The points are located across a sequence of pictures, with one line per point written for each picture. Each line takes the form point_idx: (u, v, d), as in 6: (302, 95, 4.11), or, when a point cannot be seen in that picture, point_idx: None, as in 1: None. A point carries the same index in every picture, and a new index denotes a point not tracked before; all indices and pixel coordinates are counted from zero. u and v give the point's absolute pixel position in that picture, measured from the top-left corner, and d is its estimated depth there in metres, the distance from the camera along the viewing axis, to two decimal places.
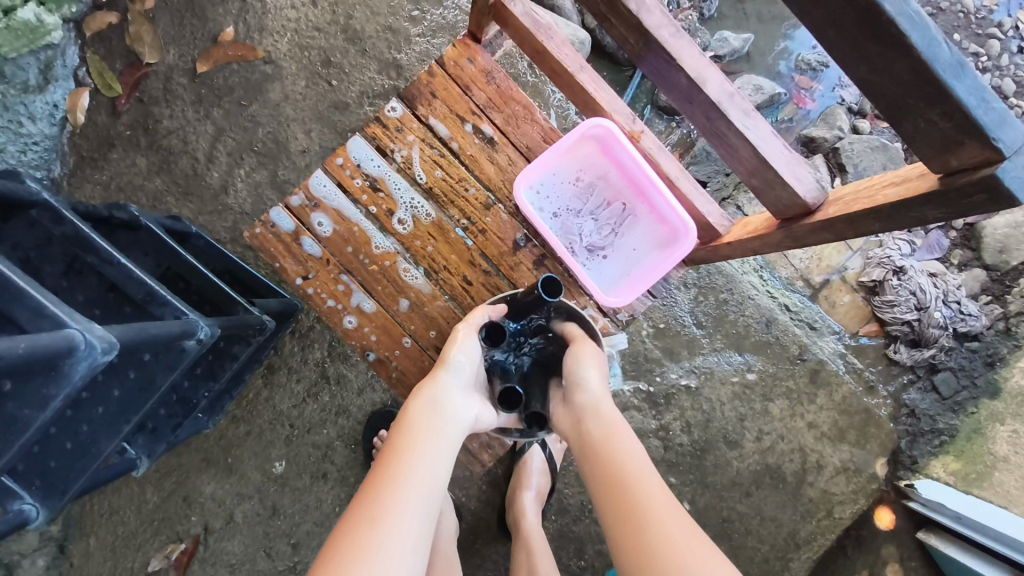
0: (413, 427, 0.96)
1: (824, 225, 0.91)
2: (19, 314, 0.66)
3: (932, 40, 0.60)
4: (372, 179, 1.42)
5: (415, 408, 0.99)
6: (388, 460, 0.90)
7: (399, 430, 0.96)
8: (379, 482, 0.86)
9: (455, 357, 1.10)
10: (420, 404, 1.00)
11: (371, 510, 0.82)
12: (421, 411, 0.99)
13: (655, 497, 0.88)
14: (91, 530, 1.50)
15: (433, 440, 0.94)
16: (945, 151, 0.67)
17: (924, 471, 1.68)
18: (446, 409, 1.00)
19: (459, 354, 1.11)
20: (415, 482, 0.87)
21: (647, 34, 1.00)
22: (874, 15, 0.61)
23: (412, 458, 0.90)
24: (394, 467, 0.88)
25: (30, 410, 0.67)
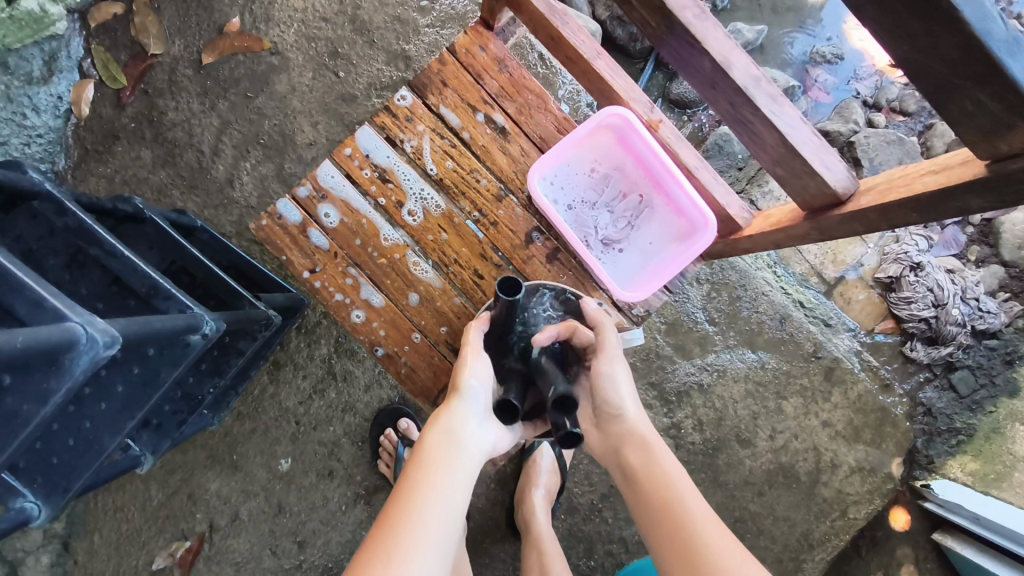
0: (421, 466, 0.90)
1: (855, 215, 0.88)
2: (18, 306, 0.63)
3: (987, 15, 0.56)
4: (381, 170, 1.39)
5: (425, 442, 0.93)
6: (395, 509, 0.84)
7: (406, 472, 0.91)
8: (387, 532, 0.82)
9: (471, 380, 1.02)
10: (431, 437, 0.93)
11: (381, 559, 0.78)
12: (433, 447, 0.92)
13: (703, 527, 0.88)
14: (95, 527, 1.48)
15: (444, 480, 0.89)
16: (994, 135, 0.64)
17: (941, 471, 1.65)
18: (459, 441, 0.94)
19: (476, 376, 1.03)
20: (423, 532, 0.82)
21: (670, 16, 0.96)
22: None
23: (421, 505, 0.85)
24: (399, 515, 0.83)
25: (28, 405, 0.64)
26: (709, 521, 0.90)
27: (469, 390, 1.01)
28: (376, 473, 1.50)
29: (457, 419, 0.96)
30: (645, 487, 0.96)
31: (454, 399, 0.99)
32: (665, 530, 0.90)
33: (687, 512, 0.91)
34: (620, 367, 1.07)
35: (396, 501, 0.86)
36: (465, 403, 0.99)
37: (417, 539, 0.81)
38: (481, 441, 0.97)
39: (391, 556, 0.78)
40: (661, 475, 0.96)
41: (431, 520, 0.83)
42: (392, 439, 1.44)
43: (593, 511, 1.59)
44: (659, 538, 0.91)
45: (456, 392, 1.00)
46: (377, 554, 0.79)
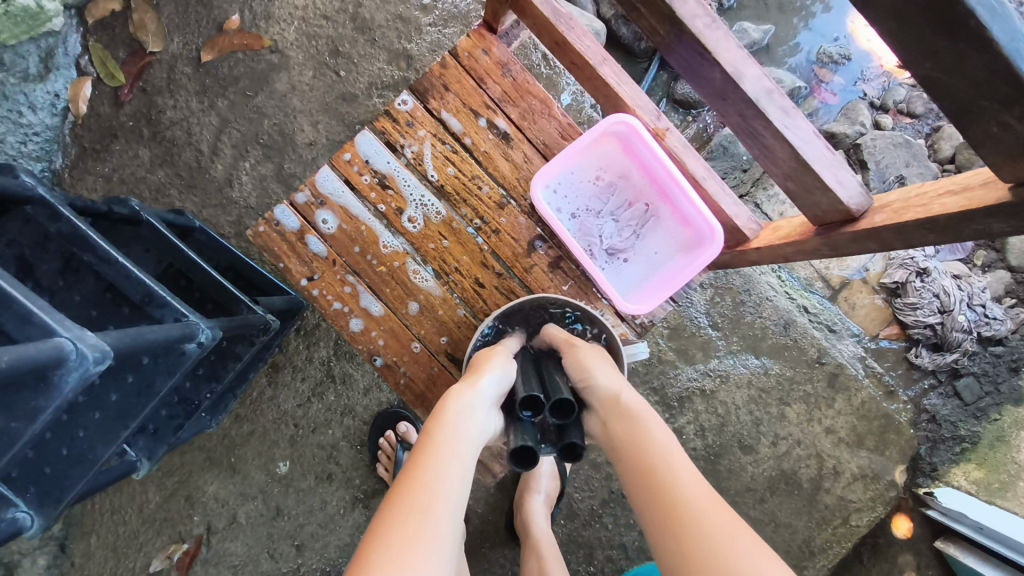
0: (442, 427, 0.91)
1: (868, 234, 0.86)
2: (5, 321, 0.61)
3: (1017, 33, 0.54)
4: (382, 176, 1.38)
5: (447, 407, 0.95)
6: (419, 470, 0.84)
7: (427, 432, 0.91)
8: (415, 482, 0.82)
9: (494, 366, 1.07)
10: (453, 404, 0.95)
11: (413, 504, 0.78)
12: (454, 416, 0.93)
13: (687, 487, 0.85)
14: (92, 529, 1.47)
15: (464, 444, 0.90)
16: (1020, 158, 0.62)
17: (944, 479, 1.64)
18: (478, 413, 0.96)
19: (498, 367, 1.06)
20: (448, 484, 0.83)
21: (679, 24, 0.94)
22: (950, 5, 0.55)
23: (444, 460, 0.85)
24: (425, 468, 0.84)
25: (18, 423, 0.62)
26: (697, 485, 0.86)
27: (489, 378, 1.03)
28: (375, 477, 1.49)
29: (479, 394, 0.99)
30: (633, 456, 0.93)
31: (476, 378, 1.02)
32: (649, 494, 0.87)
33: (665, 461, 0.89)
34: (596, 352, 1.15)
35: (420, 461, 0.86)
36: (486, 384, 1.01)
37: (444, 490, 0.82)
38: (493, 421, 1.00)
39: (420, 503, 0.78)
40: (648, 442, 0.92)
41: (454, 474, 0.84)
42: (392, 442, 1.43)
43: (593, 516, 1.58)
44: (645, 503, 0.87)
45: (478, 372, 1.04)
46: (407, 502, 0.79)
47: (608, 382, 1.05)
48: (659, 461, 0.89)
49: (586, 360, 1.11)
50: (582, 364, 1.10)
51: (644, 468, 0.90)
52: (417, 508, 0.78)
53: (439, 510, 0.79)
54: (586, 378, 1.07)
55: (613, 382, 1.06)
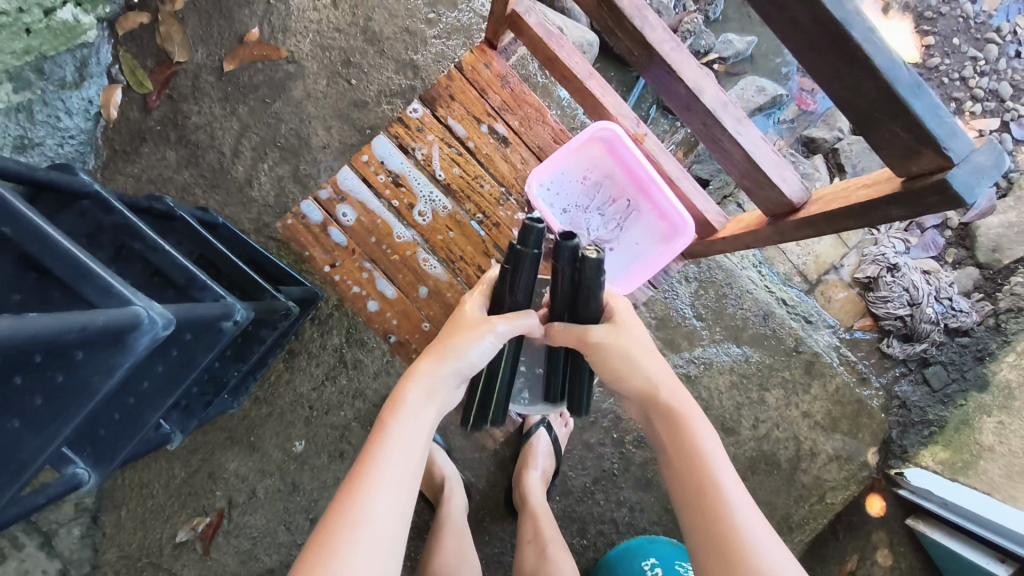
0: (397, 418, 0.93)
1: (806, 221, 0.99)
2: (89, 292, 0.73)
3: (893, 63, 0.68)
4: (395, 175, 1.50)
5: (405, 394, 0.97)
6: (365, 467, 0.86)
7: (383, 417, 0.94)
8: (360, 477, 0.85)
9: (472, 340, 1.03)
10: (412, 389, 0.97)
11: (356, 498, 0.82)
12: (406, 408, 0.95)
13: (735, 503, 0.85)
14: (123, 502, 1.59)
15: (410, 436, 0.92)
16: (906, 158, 0.75)
17: (914, 460, 1.77)
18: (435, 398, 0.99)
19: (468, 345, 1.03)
20: (389, 483, 0.85)
21: (650, 48, 1.09)
22: (843, 40, 0.68)
23: (392, 458, 0.88)
24: (370, 463, 0.86)
25: (99, 376, 0.73)
26: (742, 498, 0.86)
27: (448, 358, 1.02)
28: None
29: (437, 374, 1.00)
30: (679, 460, 0.93)
31: (445, 356, 1.02)
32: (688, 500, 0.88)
33: (712, 474, 0.88)
34: (628, 335, 1.09)
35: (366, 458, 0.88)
36: (445, 364, 1.01)
37: (383, 488, 0.84)
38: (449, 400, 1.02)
39: (357, 507, 0.80)
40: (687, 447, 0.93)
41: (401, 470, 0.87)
42: None
43: (586, 493, 1.70)
44: (689, 515, 0.88)
45: (447, 346, 1.03)
46: (348, 499, 0.82)
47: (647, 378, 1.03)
48: (706, 474, 0.88)
49: (611, 355, 1.07)
50: (610, 359, 1.07)
51: (686, 476, 0.90)
52: (356, 507, 0.81)
53: (382, 497, 0.83)
54: (622, 376, 1.06)
55: (651, 375, 1.04)
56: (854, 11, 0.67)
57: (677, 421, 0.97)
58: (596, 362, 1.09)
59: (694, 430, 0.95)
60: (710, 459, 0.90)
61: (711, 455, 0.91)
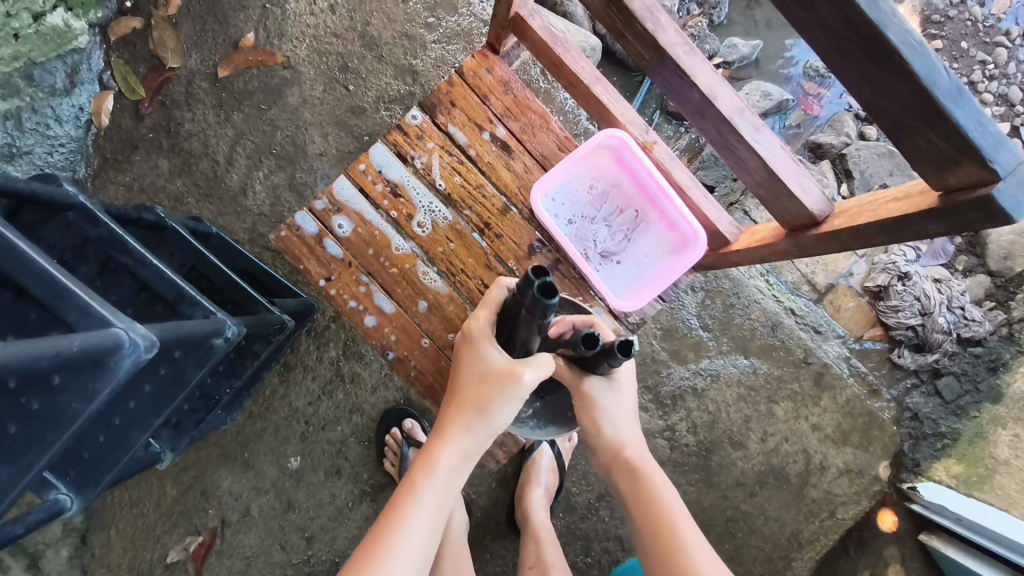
0: (425, 482, 0.99)
1: (829, 235, 0.95)
2: (67, 313, 0.69)
3: (933, 68, 0.64)
4: (394, 185, 1.46)
5: (435, 455, 1.01)
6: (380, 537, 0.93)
7: (413, 474, 1.01)
8: (383, 536, 0.93)
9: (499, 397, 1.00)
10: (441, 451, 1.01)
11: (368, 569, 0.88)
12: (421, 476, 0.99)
13: (695, 551, 0.99)
14: (111, 522, 1.54)
15: (431, 500, 0.98)
16: (944, 169, 0.71)
17: (926, 474, 1.71)
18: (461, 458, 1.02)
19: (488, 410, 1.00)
20: (407, 544, 0.92)
21: (662, 52, 1.05)
22: (878, 44, 0.65)
23: (412, 522, 0.94)
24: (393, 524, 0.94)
25: (77, 403, 0.69)
26: (700, 544, 1.01)
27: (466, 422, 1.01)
28: (382, 472, 1.56)
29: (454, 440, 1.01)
30: (642, 513, 1.07)
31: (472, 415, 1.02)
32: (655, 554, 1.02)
33: (676, 529, 1.02)
34: (616, 395, 1.11)
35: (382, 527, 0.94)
36: (463, 431, 1.01)
37: (402, 550, 0.91)
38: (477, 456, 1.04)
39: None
40: (654, 507, 1.06)
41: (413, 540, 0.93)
42: (397, 438, 1.50)
43: (591, 509, 1.65)
44: (654, 561, 1.02)
45: (474, 404, 1.02)
46: (369, 559, 0.89)
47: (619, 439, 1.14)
48: (668, 523, 1.03)
49: (601, 415, 1.10)
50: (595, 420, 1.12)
51: (654, 528, 1.04)
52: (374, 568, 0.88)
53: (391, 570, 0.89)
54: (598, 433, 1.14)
55: (622, 436, 1.15)
56: (891, 12, 0.63)
57: (641, 479, 1.10)
58: (581, 410, 1.12)
59: (657, 486, 1.09)
60: (672, 513, 1.04)
61: (671, 509, 1.05)
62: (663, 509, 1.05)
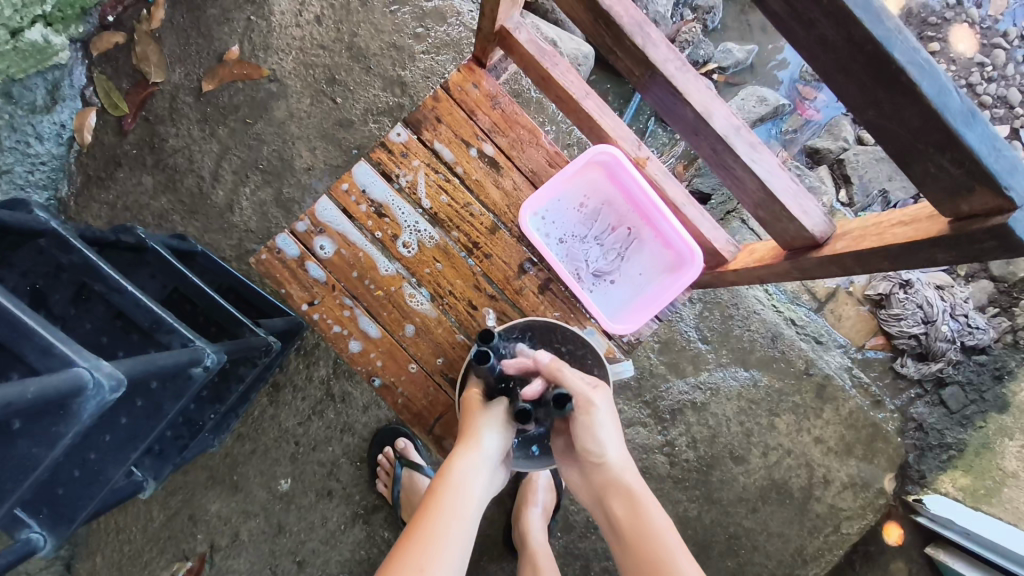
0: (448, 486, 0.98)
1: (830, 258, 0.91)
2: (27, 352, 0.66)
3: (943, 89, 0.60)
4: (378, 204, 1.42)
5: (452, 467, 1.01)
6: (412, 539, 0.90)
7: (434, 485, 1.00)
8: (415, 540, 0.89)
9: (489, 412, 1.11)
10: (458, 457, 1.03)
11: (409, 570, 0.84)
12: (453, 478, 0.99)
13: None
14: (97, 549, 1.50)
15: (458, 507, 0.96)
16: (957, 195, 0.68)
17: (932, 486, 1.67)
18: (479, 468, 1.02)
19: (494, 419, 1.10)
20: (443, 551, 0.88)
21: (654, 68, 1.02)
22: (884, 62, 0.62)
23: (444, 526, 0.92)
24: (421, 533, 0.90)
25: (39, 448, 0.66)
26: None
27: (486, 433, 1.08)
28: (375, 493, 1.53)
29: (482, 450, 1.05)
30: (635, 548, 0.96)
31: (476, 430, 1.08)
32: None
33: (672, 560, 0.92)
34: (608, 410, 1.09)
35: (414, 530, 0.91)
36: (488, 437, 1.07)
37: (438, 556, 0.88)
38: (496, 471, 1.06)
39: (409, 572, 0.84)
40: (646, 535, 0.96)
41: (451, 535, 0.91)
42: (390, 457, 1.47)
43: (589, 528, 1.61)
44: None
45: (480, 427, 1.08)
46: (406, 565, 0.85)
47: (616, 461, 1.05)
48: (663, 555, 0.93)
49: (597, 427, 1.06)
50: (593, 430, 1.06)
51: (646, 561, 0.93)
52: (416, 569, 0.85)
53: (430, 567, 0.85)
54: (592, 451, 1.06)
55: (619, 459, 1.06)
56: (897, 29, 0.60)
57: (636, 516, 0.99)
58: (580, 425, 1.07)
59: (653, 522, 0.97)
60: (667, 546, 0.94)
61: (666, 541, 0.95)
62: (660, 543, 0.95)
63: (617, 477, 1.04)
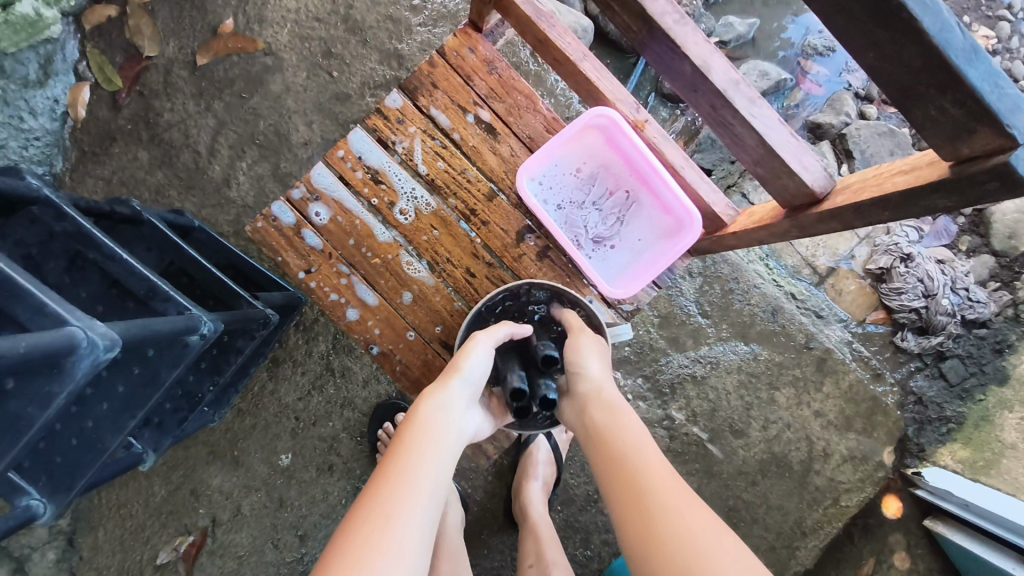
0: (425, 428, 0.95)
1: (830, 214, 0.91)
2: (19, 311, 0.65)
3: (946, 25, 0.60)
4: (374, 171, 1.41)
5: (425, 414, 0.97)
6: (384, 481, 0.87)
7: (398, 443, 0.94)
8: (386, 482, 0.86)
9: (468, 364, 1.07)
10: (425, 411, 0.97)
11: (380, 508, 0.82)
12: (426, 418, 0.96)
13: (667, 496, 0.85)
14: (99, 523, 1.51)
15: (430, 464, 0.90)
16: (957, 139, 0.67)
17: (931, 459, 1.67)
18: (449, 423, 0.97)
19: (473, 362, 1.08)
20: (416, 495, 0.85)
21: (651, 22, 1.01)
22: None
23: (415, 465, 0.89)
24: (395, 486, 0.85)
25: (33, 407, 0.66)
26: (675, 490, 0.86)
27: (460, 382, 1.04)
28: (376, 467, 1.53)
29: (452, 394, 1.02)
30: (609, 451, 0.94)
31: (448, 381, 1.04)
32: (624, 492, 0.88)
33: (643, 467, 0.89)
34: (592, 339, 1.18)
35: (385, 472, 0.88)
36: (463, 382, 1.05)
37: (412, 502, 0.84)
38: (469, 422, 1.01)
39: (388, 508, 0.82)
40: (627, 452, 0.92)
41: (427, 468, 0.89)
42: (391, 432, 1.46)
43: (590, 501, 1.62)
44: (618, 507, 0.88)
45: (454, 373, 1.06)
46: (373, 511, 0.82)
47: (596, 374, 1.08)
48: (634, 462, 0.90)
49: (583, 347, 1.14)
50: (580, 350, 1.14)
51: (619, 459, 0.92)
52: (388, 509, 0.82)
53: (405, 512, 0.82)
54: (577, 363, 1.11)
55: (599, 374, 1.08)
56: None
57: (614, 426, 0.97)
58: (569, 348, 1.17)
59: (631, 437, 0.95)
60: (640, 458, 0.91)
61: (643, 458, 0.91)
62: (633, 441, 0.94)
63: (596, 392, 1.04)
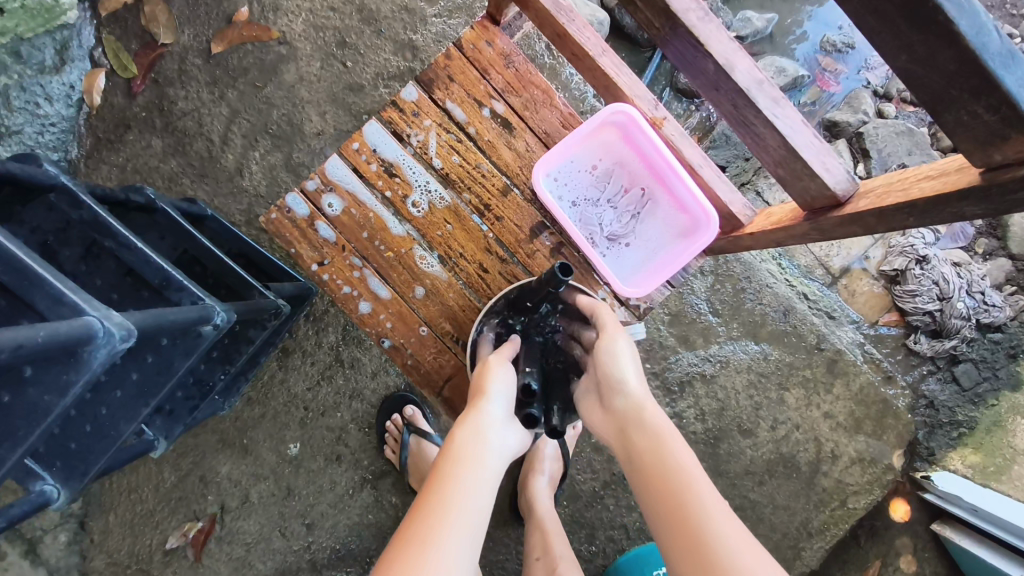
0: (461, 454, 0.94)
1: (853, 218, 0.90)
2: (39, 300, 0.65)
3: (983, 29, 0.58)
4: (388, 164, 1.41)
5: (457, 442, 0.96)
6: (421, 510, 0.87)
7: (436, 473, 0.93)
8: (420, 517, 0.86)
9: (495, 385, 1.06)
10: (459, 439, 0.97)
11: (417, 537, 0.83)
12: (461, 446, 0.96)
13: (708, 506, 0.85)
14: (110, 508, 1.53)
15: (469, 491, 0.90)
16: (988, 145, 0.66)
17: (941, 463, 1.65)
18: (484, 446, 0.96)
19: (499, 382, 1.06)
20: (456, 530, 0.84)
21: (674, 19, 0.99)
22: (920, 2, 0.59)
23: (452, 494, 0.88)
24: (430, 516, 0.85)
25: (51, 396, 0.67)
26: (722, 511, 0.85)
27: (490, 405, 1.03)
28: (383, 459, 1.54)
29: (485, 416, 1.01)
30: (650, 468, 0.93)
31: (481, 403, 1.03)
32: (666, 492, 0.89)
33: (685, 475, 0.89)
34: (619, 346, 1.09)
35: (425, 498, 0.89)
36: (495, 403, 1.03)
37: (452, 538, 0.83)
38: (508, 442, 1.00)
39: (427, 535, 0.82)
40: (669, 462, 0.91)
41: (467, 496, 0.89)
42: (398, 424, 1.47)
43: (596, 497, 1.62)
44: (664, 518, 0.88)
45: (485, 394, 1.04)
46: (413, 543, 0.82)
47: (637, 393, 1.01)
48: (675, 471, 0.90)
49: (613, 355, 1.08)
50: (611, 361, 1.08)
51: (663, 492, 0.89)
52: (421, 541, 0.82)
53: (445, 550, 0.81)
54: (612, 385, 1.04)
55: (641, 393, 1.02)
56: None
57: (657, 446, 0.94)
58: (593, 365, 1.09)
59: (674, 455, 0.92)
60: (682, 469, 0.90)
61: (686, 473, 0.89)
62: (675, 468, 0.90)
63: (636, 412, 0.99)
